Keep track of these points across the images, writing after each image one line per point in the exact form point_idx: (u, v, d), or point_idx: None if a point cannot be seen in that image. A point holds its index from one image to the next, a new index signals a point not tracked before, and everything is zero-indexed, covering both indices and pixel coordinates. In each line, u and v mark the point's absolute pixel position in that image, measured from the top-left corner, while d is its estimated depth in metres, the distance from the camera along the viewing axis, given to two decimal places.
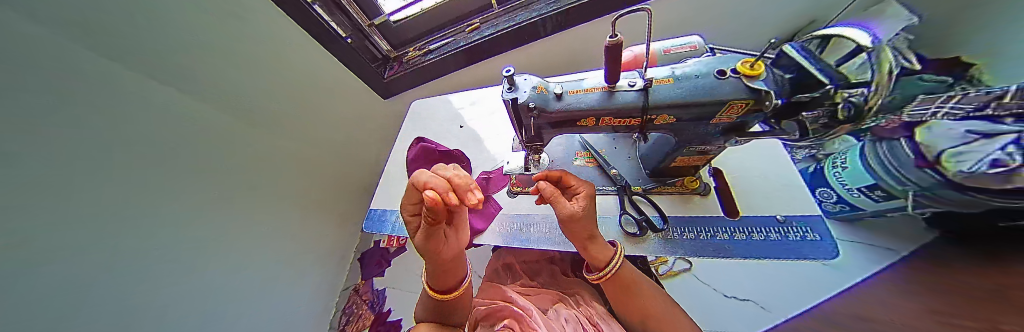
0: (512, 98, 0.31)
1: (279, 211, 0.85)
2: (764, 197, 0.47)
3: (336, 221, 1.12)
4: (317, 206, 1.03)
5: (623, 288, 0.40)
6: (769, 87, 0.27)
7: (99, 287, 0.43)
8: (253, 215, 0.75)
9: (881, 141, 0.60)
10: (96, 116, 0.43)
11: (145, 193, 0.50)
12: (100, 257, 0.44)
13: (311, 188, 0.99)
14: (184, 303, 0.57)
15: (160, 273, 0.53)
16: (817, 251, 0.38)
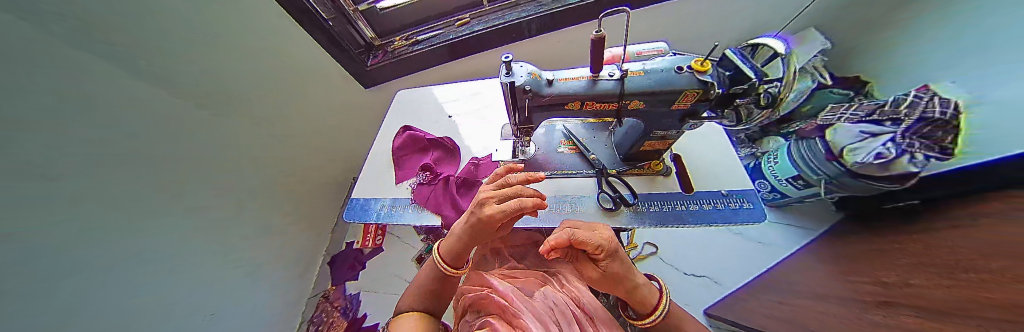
0: (510, 81, 0.34)
1: (256, 209, 0.82)
2: (714, 174, 0.55)
3: (298, 218, 1.05)
4: (289, 203, 0.98)
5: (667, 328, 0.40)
6: (714, 80, 0.33)
7: (106, 288, 0.45)
8: (234, 213, 0.73)
9: (804, 140, 0.98)
10: (100, 115, 0.43)
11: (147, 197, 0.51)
12: (103, 257, 0.44)
13: (286, 183, 0.95)
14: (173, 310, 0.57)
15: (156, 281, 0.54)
16: (750, 216, 0.48)
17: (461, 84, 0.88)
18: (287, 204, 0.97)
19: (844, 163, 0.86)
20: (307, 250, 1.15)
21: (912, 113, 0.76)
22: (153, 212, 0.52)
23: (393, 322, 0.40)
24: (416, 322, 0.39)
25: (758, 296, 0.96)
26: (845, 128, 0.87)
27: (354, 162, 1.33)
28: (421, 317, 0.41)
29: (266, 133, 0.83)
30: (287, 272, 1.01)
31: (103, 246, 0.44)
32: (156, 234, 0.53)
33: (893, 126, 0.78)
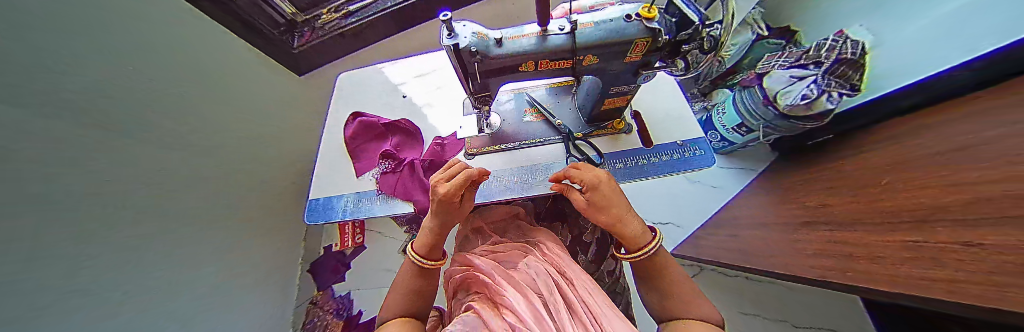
0: (453, 44, 0.31)
1: (216, 221, 0.76)
2: (670, 126, 0.58)
3: (260, 230, 0.96)
4: (250, 211, 0.91)
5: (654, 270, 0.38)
6: (661, 26, 0.33)
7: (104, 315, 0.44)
8: (193, 226, 0.67)
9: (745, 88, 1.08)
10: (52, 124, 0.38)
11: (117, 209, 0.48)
12: (78, 283, 0.40)
13: (243, 190, 0.87)
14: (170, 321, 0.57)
15: (145, 293, 0.52)
16: (702, 162, 0.52)
17: (412, 61, 0.79)
18: (246, 213, 0.89)
19: (777, 106, 0.97)
20: (278, 261, 1.08)
21: (830, 55, 0.90)
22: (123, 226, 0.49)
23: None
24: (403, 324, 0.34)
25: (712, 232, 1.12)
26: (778, 74, 0.97)
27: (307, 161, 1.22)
28: (407, 324, 0.34)
29: (214, 136, 0.75)
30: (260, 283, 0.96)
31: (95, 259, 0.43)
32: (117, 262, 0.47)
33: (815, 69, 0.91)
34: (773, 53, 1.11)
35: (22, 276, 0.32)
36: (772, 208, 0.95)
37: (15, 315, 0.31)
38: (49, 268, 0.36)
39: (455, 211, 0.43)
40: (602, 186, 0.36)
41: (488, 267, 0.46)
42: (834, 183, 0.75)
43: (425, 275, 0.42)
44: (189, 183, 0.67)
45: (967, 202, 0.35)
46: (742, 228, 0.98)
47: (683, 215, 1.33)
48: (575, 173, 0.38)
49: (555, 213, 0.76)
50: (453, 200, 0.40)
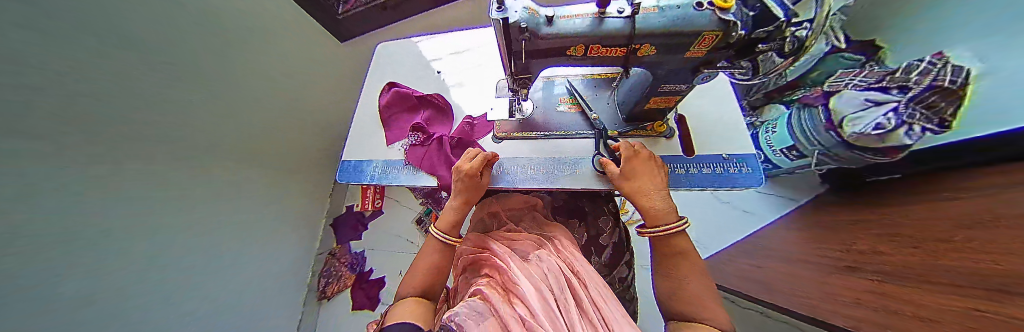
0: (502, 18, 0.30)
1: (237, 164, 0.82)
2: (717, 136, 0.53)
3: (282, 188, 1.04)
4: (274, 160, 0.98)
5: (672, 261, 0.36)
6: (737, 18, 0.28)
7: (91, 281, 0.46)
8: (210, 164, 0.73)
9: (805, 107, 1.01)
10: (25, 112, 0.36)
11: (129, 134, 0.52)
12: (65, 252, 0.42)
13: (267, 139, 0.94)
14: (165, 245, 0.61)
15: (149, 216, 0.57)
16: (749, 180, 0.48)
17: (448, 37, 0.80)
18: (271, 162, 0.97)
19: (842, 133, 0.88)
20: (302, 211, 1.18)
21: (921, 80, 0.73)
22: (130, 150, 0.53)
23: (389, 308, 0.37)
24: (420, 301, 0.36)
25: (737, 259, 1.06)
26: (851, 95, 0.86)
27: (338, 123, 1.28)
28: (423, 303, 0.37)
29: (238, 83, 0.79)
30: (283, 233, 1.06)
31: (96, 179, 0.46)
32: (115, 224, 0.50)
33: (898, 95, 0.76)
34: (849, 69, 0.95)
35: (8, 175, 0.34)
36: (805, 244, 0.87)
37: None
38: (40, 175, 0.38)
39: (478, 191, 0.46)
40: (635, 159, 0.41)
41: (502, 255, 0.48)
42: (891, 226, 0.67)
43: (449, 253, 0.44)
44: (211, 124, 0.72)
45: None
46: (768, 259, 0.92)
47: (707, 236, 1.26)
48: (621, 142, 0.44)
49: (573, 210, 0.74)
50: (476, 177, 0.44)
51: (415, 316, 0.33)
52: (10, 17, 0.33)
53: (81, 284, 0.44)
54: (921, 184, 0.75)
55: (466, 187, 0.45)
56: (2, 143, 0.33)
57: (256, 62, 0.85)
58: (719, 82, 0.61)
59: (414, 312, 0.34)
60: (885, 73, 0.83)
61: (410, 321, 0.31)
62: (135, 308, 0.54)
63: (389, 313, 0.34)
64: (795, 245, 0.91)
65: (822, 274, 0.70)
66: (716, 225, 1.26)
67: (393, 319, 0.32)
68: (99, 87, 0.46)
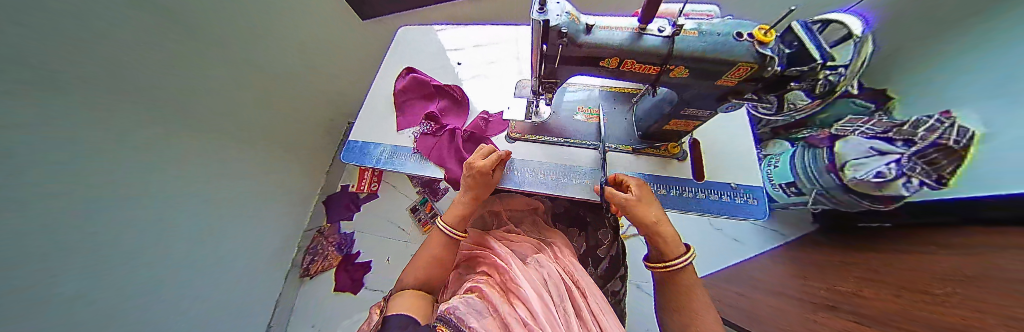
0: (545, 20, 0.29)
1: (241, 128, 0.81)
2: (728, 164, 0.54)
3: (272, 162, 1.00)
4: (275, 130, 0.96)
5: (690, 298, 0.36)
6: (775, 54, 0.29)
7: (95, 266, 0.46)
8: (218, 125, 0.72)
9: (811, 147, 1.01)
10: (47, 106, 0.35)
11: (141, 116, 0.51)
12: (77, 238, 0.42)
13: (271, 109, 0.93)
14: (167, 210, 0.60)
15: (158, 179, 0.56)
16: (753, 212, 0.48)
17: (470, 30, 0.79)
18: (270, 131, 0.95)
19: (843, 176, 0.91)
20: (294, 184, 1.16)
21: (927, 136, 0.74)
22: (152, 102, 0.53)
23: (389, 298, 0.38)
24: (417, 298, 0.37)
25: (722, 283, 1.07)
26: (857, 141, 0.88)
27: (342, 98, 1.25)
28: (422, 297, 0.38)
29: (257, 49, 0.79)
30: (272, 210, 1.03)
31: (117, 127, 0.47)
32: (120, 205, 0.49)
33: (902, 147, 0.78)
34: (857, 116, 0.98)
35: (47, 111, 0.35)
36: (790, 280, 0.89)
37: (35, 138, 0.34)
38: (76, 116, 0.39)
39: (487, 188, 0.46)
40: (642, 190, 0.40)
41: (502, 254, 0.48)
42: (875, 269, 0.69)
43: (450, 248, 0.45)
44: (226, 86, 0.72)
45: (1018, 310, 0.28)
46: (754, 289, 0.92)
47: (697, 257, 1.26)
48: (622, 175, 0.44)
49: (574, 219, 0.75)
50: (487, 174, 0.43)
51: (415, 310, 0.34)
52: (30, 17, 0.31)
53: (83, 276, 0.44)
54: (912, 235, 0.77)
55: (475, 184, 0.45)
56: (45, 97, 0.34)
57: (269, 34, 0.83)
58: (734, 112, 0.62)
59: (413, 307, 0.34)
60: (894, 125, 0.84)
61: (411, 314, 0.32)
62: (126, 307, 0.54)
63: (391, 304, 0.35)
64: (780, 278, 0.93)
65: (801, 305, 0.70)
66: (705, 248, 1.27)
67: (394, 311, 0.33)
68: (117, 52, 0.44)
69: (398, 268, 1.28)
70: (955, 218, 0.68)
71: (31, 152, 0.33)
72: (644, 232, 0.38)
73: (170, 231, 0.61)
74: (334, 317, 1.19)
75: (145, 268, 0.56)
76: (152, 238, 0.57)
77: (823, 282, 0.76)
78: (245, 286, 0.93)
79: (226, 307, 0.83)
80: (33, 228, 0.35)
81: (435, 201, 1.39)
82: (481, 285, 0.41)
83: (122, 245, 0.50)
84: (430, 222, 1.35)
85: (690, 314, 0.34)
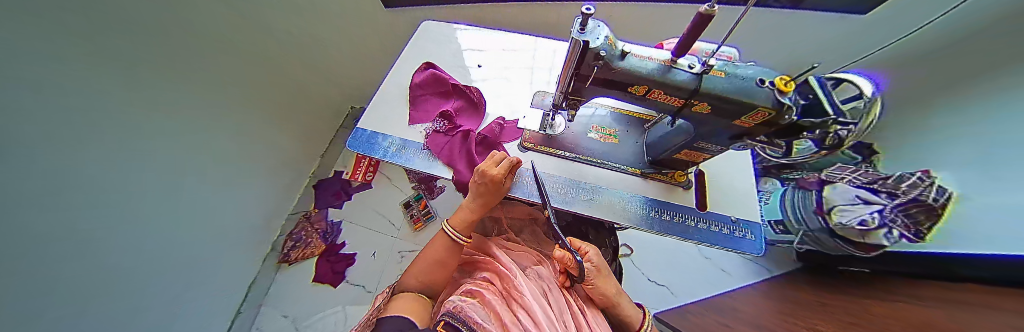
0: (586, 42, 0.31)
1: (230, 97, 0.80)
2: (730, 198, 0.55)
3: (260, 144, 0.98)
4: (263, 103, 0.95)
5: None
6: (791, 104, 0.30)
7: (65, 255, 0.46)
8: (211, 92, 0.72)
9: (801, 189, 1.06)
10: (28, 108, 0.33)
11: (122, 106, 0.49)
12: (51, 233, 0.42)
13: (266, 80, 0.92)
14: (136, 197, 0.58)
15: (128, 170, 0.55)
16: (749, 246, 0.50)
17: (491, 35, 0.80)
18: (259, 103, 0.93)
19: (829, 220, 0.95)
20: (276, 164, 1.12)
21: (909, 191, 0.79)
22: (142, 80, 0.52)
23: (391, 300, 0.42)
24: (414, 304, 0.40)
25: (707, 313, 1.08)
26: (843, 188, 0.92)
27: (340, 81, 1.24)
28: (416, 301, 0.41)
29: (263, 19, 0.77)
30: (246, 192, 0.98)
31: (119, 78, 0.47)
32: (88, 194, 0.47)
33: (886, 199, 0.83)
34: (846, 164, 1.02)
35: (58, 61, 0.36)
36: (766, 316, 0.91)
37: (49, 83, 0.35)
38: (66, 94, 0.38)
39: (496, 196, 0.46)
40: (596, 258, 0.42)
41: (502, 262, 0.48)
42: (845, 315, 0.72)
43: (450, 252, 0.47)
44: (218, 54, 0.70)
45: None
46: (741, 321, 0.90)
47: (680, 282, 1.29)
48: (578, 242, 0.43)
49: (574, 234, 0.79)
50: (499, 183, 0.43)
51: (411, 313, 0.37)
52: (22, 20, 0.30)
53: (59, 265, 0.45)
54: (889, 287, 0.79)
55: (484, 191, 0.45)
56: (27, 99, 0.33)
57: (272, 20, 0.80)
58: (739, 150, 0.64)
59: (409, 310, 0.37)
60: (879, 177, 0.88)
61: (406, 316, 0.36)
62: (88, 300, 0.52)
63: (390, 307, 0.38)
64: (764, 315, 0.93)
65: None
66: (688, 274, 1.30)
67: (393, 312, 0.36)
68: (100, 42, 0.42)
69: (383, 262, 1.25)
70: (933, 274, 0.72)
71: (14, 155, 0.33)
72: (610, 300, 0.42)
73: (136, 200, 0.58)
74: (307, 308, 1.15)
75: (112, 226, 0.54)
76: (117, 206, 0.54)
77: (795, 322, 0.79)
78: (211, 274, 0.89)
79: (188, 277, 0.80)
80: (19, 186, 0.35)
81: (430, 199, 1.39)
82: (480, 288, 0.42)
83: (100, 197, 0.50)
84: (421, 219, 1.32)
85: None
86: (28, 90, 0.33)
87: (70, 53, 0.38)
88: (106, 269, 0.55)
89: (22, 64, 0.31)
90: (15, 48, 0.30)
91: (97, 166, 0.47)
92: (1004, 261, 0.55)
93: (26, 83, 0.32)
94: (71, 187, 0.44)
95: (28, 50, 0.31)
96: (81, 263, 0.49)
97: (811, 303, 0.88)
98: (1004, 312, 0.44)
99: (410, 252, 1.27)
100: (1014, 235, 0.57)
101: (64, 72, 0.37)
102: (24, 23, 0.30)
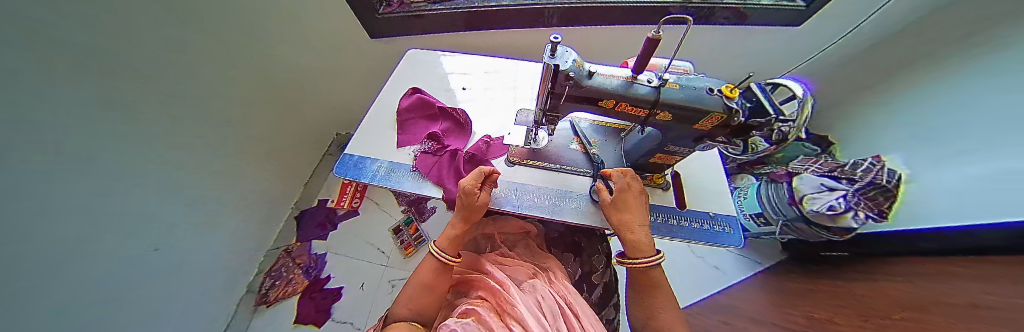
0: (555, 65, 0.35)
1: (227, 125, 0.80)
2: (705, 194, 0.59)
3: (246, 177, 0.96)
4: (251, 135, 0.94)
5: (649, 286, 0.45)
6: (739, 107, 0.36)
7: (35, 303, 0.42)
8: (203, 124, 0.71)
9: (773, 183, 1.11)
10: (32, 138, 0.34)
11: (118, 138, 0.49)
12: (27, 275, 0.39)
13: (256, 113, 0.92)
14: (111, 236, 0.54)
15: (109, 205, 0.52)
16: (729, 239, 0.53)
17: (472, 59, 0.85)
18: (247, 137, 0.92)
19: (802, 208, 1.01)
20: (258, 198, 1.07)
21: (865, 176, 0.88)
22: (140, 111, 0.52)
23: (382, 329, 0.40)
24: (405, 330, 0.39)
25: (710, 314, 1.07)
26: (809, 178, 0.99)
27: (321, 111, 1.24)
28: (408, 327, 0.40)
29: (259, 53, 0.80)
30: (227, 229, 0.93)
31: (121, 110, 0.48)
32: (65, 233, 0.44)
33: (847, 184, 0.91)
34: (808, 156, 1.11)
35: (67, 93, 0.37)
36: (764, 309, 0.93)
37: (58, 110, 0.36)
38: (70, 123, 0.39)
39: (478, 210, 0.47)
40: (628, 192, 0.46)
41: (498, 279, 0.48)
42: (834, 299, 0.75)
43: (442, 273, 0.47)
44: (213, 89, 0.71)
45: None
46: (736, 317, 0.92)
47: (680, 284, 1.28)
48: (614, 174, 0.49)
49: (570, 244, 0.80)
50: (475, 195, 0.45)
51: None
52: (40, 51, 0.31)
53: (26, 315, 0.41)
54: (869, 268, 0.84)
55: (467, 206, 0.46)
56: (32, 129, 0.33)
57: (264, 56, 0.83)
58: (709, 151, 0.69)
59: None
60: (836, 166, 0.97)
61: None
62: None
63: None
64: (761, 307, 0.95)
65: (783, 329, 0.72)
66: (687, 275, 1.31)
67: None
68: (110, 77, 0.44)
69: (372, 294, 1.18)
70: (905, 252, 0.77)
71: (9, 185, 0.32)
72: (618, 231, 0.46)
73: (112, 238, 0.55)
74: None
75: (80, 270, 0.50)
76: (93, 246, 0.51)
77: (791, 312, 0.80)
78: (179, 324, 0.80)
79: (162, 318, 0.73)
80: (8, 220, 0.33)
81: (420, 222, 1.35)
82: (476, 307, 0.41)
83: (76, 234, 0.47)
84: (412, 244, 1.28)
85: (661, 294, 0.44)
86: (36, 120, 0.33)
87: (81, 85, 0.39)
88: (90, 279, 0.53)
89: (36, 92, 0.32)
90: (30, 80, 0.31)
91: (81, 199, 0.46)
92: (976, 233, 0.59)
93: (35, 115, 0.33)
94: (53, 224, 0.42)
95: (43, 80, 0.33)
96: (66, 281, 0.47)
97: (803, 290, 0.91)
98: (975, 279, 0.47)
99: (400, 280, 1.21)
100: (982, 211, 0.63)
101: (73, 104, 0.39)
102: (43, 50, 0.32)
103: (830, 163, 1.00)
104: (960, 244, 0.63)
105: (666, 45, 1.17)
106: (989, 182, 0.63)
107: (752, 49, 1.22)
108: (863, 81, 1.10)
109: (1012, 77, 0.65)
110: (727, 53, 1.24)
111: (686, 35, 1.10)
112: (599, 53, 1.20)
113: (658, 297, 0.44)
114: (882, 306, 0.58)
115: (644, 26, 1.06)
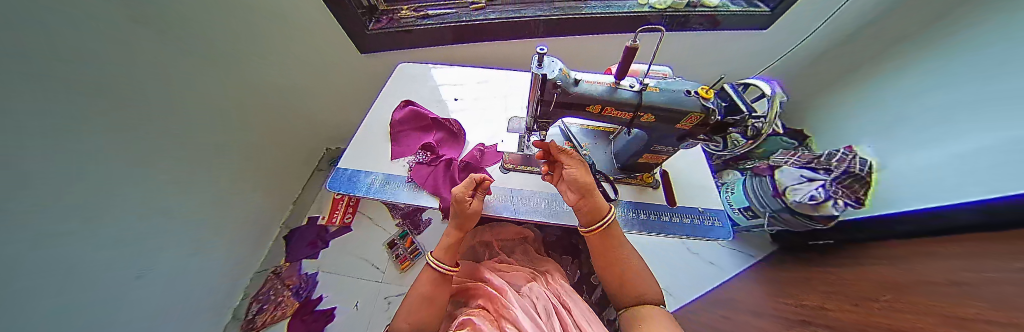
0: (544, 74, 0.37)
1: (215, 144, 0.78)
2: (694, 190, 0.62)
3: (233, 197, 0.92)
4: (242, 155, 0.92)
5: (606, 257, 0.49)
6: (715, 106, 0.39)
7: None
8: (189, 143, 0.69)
9: (756, 176, 1.16)
10: (10, 159, 0.32)
11: (97, 159, 0.47)
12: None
13: (245, 132, 0.90)
14: (87, 264, 0.51)
15: (87, 231, 0.49)
16: (720, 232, 0.55)
17: (463, 70, 0.87)
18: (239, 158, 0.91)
19: (786, 200, 1.05)
20: (245, 219, 1.03)
21: (840, 166, 0.93)
22: (120, 130, 0.50)
23: None
24: None
25: (711, 310, 1.08)
26: (789, 170, 1.05)
27: (309, 127, 1.22)
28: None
29: (248, 71, 0.80)
30: (212, 252, 0.89)
31: (101, 130, 0.46)
32: (39, 263, 0.41)
33: (825, 174, 0.96)
34: (787, 150, 1.17)
35: (47, 111, 0.36)
36: (762, 301, 0.94)
37: (36, 130, 0.35)
38: (49, 144, 0.37)
39: (471, 218, 0.48)
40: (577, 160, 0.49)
41: (496, 286, 0.49)
42: (826, 285, 0.78)
43: (441, 284, 0.47)
44: (198, 107, 0.69)
45: (985, 302, 0.31)
46: (737, 311, 0.93)
47: (679, 281, 1.30)
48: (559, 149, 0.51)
49: (568, 247, 0.82)
50: (468, 204, 0.45)
51: None
52: (19, 65, 0.30)
53: None
54: (855, 253, 0.88)
55: (461, 215, 0.47)
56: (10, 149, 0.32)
57: (253, 74, 0.82)
58: (694, 149, 0.72)
59: None
60: (812, 157, 1.02)
61: None
62: None
63: None
64: (759, 299, 0.97)
65: (781, 319, 0.74)
66: (685, 272, 1.32)
67: None
68: (89, 94, 0.42)
69: (368, 312, 1.13)
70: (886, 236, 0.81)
71: None
72: (585, 191, 0.44)
73: (86, 267, 0.51)
74: None
75: (53, 303, 0.46)
76: (68, 276, 0.48)
77: (787, 301, 0.82)
78: None
79: None
80: None
81: (416, 235, 1.33)
82: (473, 316, 0.42)
83: (52, 262, 0.44)
84: (409, 257, 1.25)
85: (634, 277, 0.47)
86: (15, 140, 0.32)
87: (61, 103, 0.38)
88: (68, 305, 0.49)
89: (16, 109, 0.31)
90: (10, 96, 0.30)
91: (66, 219, 0.44)
92: (958, 210, 0.61)
93: (14, 134, 0.32)
94: (29, 252, 0.39)
95: (22, 97, 0.32)
96: (65, 290, 0.48)
97: (797, 279, 0.94)
98: (954, 257, 0.50)
99: (397, 296, 1.17)
100: (956, 190, 0.65)
101: (51, 123, 0.37)
102: (21, 65, 0.31)
103: (806, 155, 1.06)
104: (934, 226, 0.67)
105: (646, 52, 1.24)
106: (965, 162, 0.66)
107: (726, 52, 1.30)
108: (828, 78, 1.18)
109: (971, 68, 0.70)
110: (702, 57, 1.32)
111: (664, 42, 1.16)
112: (584, 62, 1.26)
113: (631, 284, 0.47)
114: (870, 289, 0.60)
115: (623, 35, 1.12)
